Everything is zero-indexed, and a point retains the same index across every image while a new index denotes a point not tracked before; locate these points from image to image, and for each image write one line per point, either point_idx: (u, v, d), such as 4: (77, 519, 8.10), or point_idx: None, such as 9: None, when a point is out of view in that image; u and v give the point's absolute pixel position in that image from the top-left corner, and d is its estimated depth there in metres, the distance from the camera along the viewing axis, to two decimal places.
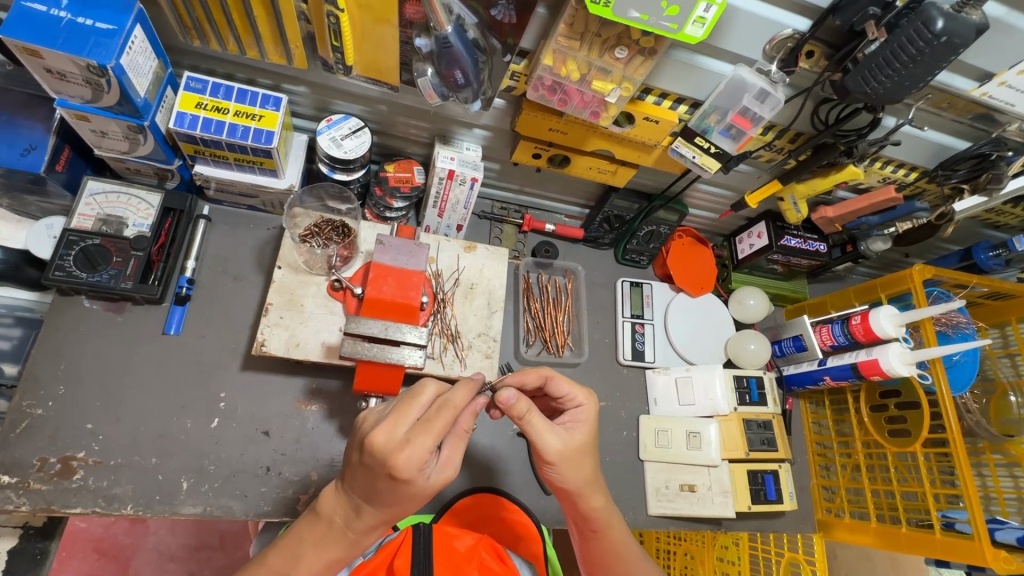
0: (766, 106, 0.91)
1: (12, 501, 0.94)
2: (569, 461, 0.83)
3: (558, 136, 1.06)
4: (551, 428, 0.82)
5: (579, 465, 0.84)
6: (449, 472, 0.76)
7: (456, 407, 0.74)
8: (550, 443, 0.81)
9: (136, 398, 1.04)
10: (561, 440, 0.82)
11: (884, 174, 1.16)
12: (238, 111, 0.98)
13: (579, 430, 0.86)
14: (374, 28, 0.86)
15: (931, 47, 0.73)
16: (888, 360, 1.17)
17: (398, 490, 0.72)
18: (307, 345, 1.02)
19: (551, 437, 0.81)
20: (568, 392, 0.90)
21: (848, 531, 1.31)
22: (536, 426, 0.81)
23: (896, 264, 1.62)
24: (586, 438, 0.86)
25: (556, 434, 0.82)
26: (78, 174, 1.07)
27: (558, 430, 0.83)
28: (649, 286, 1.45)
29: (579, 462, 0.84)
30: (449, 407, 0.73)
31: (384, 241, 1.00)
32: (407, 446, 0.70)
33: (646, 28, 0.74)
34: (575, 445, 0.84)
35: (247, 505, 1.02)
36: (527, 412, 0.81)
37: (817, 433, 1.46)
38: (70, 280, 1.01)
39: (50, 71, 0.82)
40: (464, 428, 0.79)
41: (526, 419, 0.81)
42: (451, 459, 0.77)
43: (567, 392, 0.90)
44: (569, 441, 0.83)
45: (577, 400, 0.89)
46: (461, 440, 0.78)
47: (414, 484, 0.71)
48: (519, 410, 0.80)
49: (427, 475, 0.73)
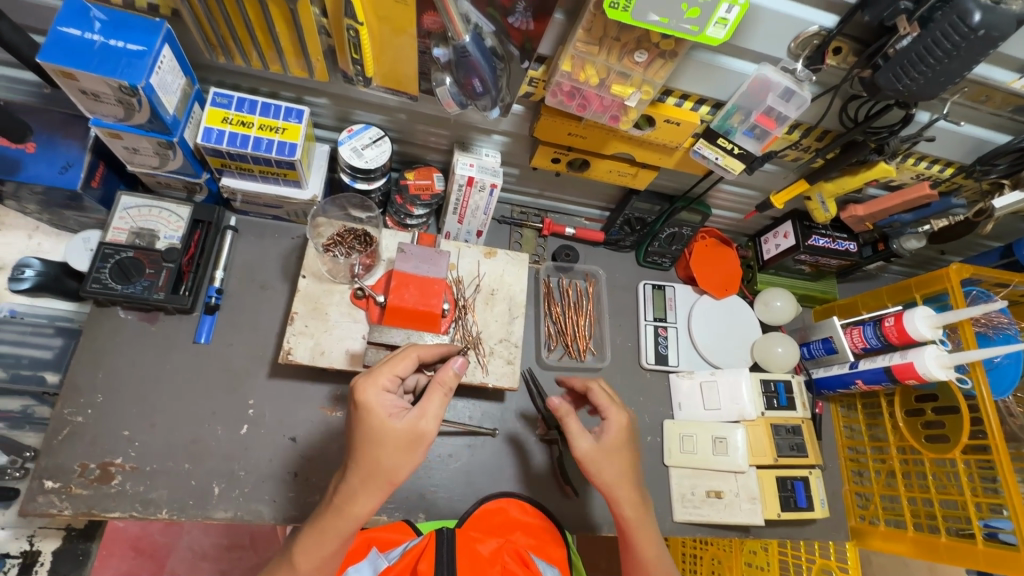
0: (791, 105, 0.90)
1: (55, 505, 0.97)
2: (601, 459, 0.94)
3: (577, 140, 1.05)
4: (584, 433, 0.94)
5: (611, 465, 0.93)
6: (419, 417, 0.78)
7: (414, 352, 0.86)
8: (582, 445, 0.93)
9: (170, 405, 1.07)
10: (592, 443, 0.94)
11: (917, 170, 1.11)
12: (262, 125, 1.00)
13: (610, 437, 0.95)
14: (393, 39, 0.87)
15: (967, 41, 0.70)
16: (923, 363, 1.13)
17: (360, 424, 0.78)
18: (332, 353, 1.03)
19: (583, 442, 0.94)
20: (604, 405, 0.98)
21: (883, 540, 1.28)
22: (574, 430, 0.94)
23: (932, 262, 1.56)
24: (619, 441, 0.95)
25: (588, 439, 0.94)
26: (113, 189, 1.11)
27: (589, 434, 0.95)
28: (671, 288, 1.43)
29: (611, 464, 0.94)
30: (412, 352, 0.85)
31: (405, 249, 1.02)
32: (369, 377, 0.80)
33: (666, 31, 0.73)
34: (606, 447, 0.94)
35: (276, 510, 1.05)
36: (566, 413, 0.95)
37: (849, 438, 1.42)
38: (106, 292, 1.04)
39: (85, 92, 0.85)
40: (442, 382, 0.81)
41: (564, 419, 0.94)
42: (426, 409, 0.79)
43: (604, 404, 0.98)
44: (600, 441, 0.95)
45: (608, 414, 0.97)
46: (436, 393, 0.80)
47: (377, 418, 0.77)
48: (562, 411, 0.95)
49: (388, 412, 0.78)
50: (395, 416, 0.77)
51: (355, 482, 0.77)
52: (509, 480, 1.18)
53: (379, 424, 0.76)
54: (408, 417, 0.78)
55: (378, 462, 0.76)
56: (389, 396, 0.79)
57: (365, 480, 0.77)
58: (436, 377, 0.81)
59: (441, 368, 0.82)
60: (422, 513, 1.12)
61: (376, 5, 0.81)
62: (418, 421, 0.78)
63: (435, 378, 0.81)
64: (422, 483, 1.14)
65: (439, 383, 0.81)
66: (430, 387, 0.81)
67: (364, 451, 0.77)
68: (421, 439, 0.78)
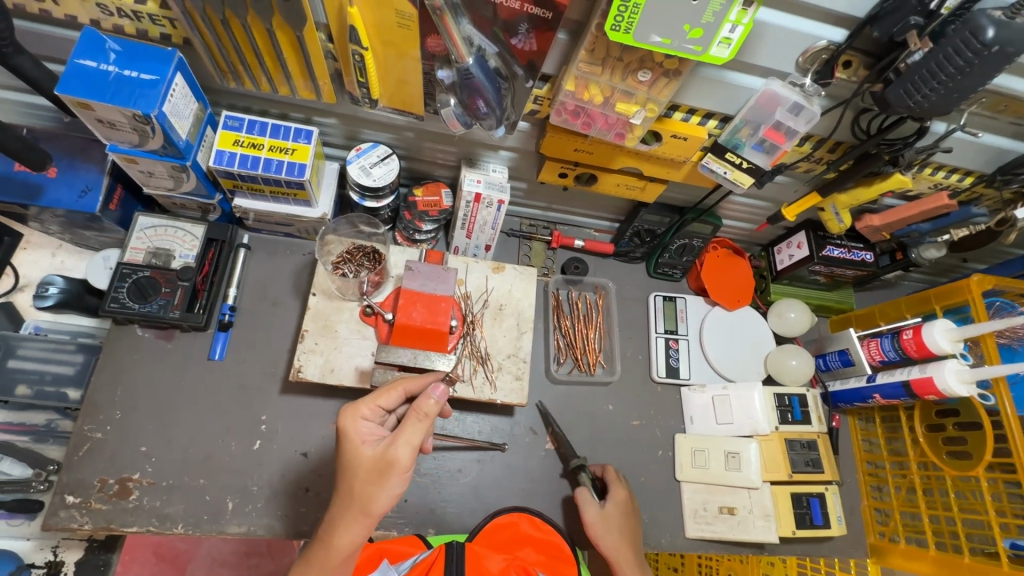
0: (801, 119, 0.88)
1: (76, 519, 1.00)
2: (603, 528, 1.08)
3: (584, 156, 1.05)
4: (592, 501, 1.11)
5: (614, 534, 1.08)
6: (388, 445, 0.79)
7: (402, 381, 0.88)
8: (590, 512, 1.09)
9: (185, 421, 1.09)
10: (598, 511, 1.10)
11: (935, 180, 1.08)
12: (272, 146, 1.02)
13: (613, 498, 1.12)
14: (398, 61, 0.88)
15: (980, 58, 0.68)
16: (943, 377, 1.10)
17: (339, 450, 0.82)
18: (341, 370, 1.04)
19: (591, 508, 1.10)
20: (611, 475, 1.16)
21: (904, 558, 1.25)
22: (582, 500, 1.11)
23: (954, 270, 1.52)
24: (620, 512, 1.10)
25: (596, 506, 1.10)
26: (130, 210, 1.14)
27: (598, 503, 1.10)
28: (683, 300, 1.42)
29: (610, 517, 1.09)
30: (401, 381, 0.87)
31: (412, 267, 1.03)
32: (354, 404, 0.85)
33: (669, 51, 0.73)
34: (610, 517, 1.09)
35: (288, 525, 1.06)
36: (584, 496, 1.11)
37: (868, 452, 1.38)
38: (124, 311, 1.07)
39: (102, 121, 0.88)
40: (419, 410, 0.80)
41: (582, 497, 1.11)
42: (398, 436, 0.79)
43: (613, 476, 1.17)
44: (605, 512, 1.10)
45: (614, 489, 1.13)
46: (411, 420, 0.80)
47: (352, 444, 0.80)
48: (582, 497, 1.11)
49: (362, 435, 0.81)
50: (368, 442, 0.80)
51: (335, 509, 0.80)
52: (518, 495, 1.18)
53: (352, 450, 0.80)
54: (381, 444, 0.79)
55: (350, 490, 0.78)
56: (367, 423, 0.82)
57: (343, 508, 0.80)
58: (413, 405, 0.80)
59: (421, 397, 0.80)
60: (431, 528, 1.13)
61: (380, 30, 0.82)
62: (389, 448, 0.79)
63: (413, 406, 0.80)
64: (432, 498, 1.14)
65: (415, 410, 0.80)
66: (408, 414, 0.81)
67: (341, 477, 0.80)
68: (391, 466, 0.78)
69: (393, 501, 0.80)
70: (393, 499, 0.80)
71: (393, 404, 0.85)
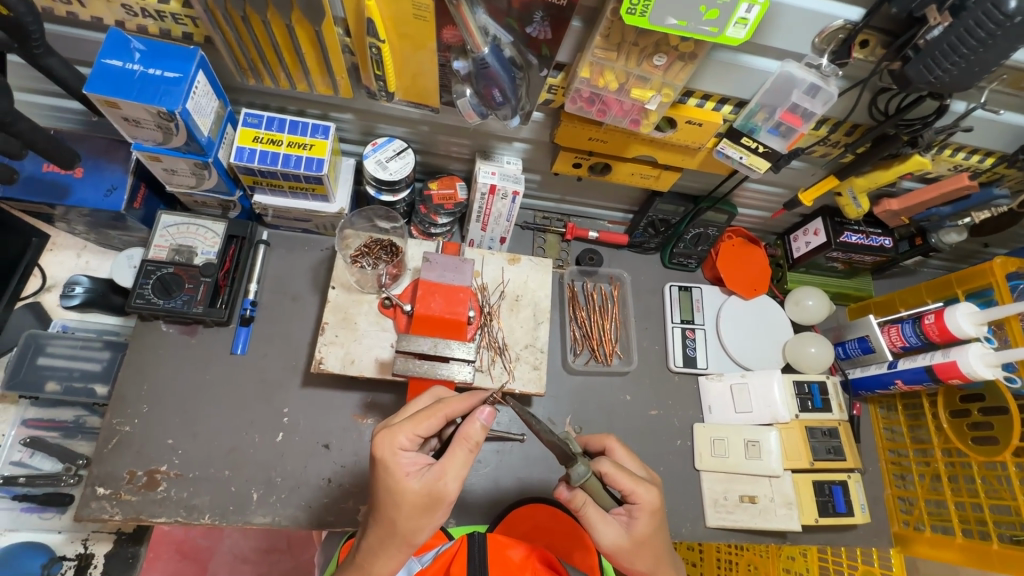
0: (817, 101, 0.88)
1: (107, 510, 1.03)
2: (631, 553, 0.86)
3: (598, 145, 1.05)
4: (608, 520, 0.85)
5: (646, 556, 0.86)
6: (436, 479, 0.76)
7: (444, 405, 0.81)
8: (608, 536, 0.85)
9: (210, 414, 1.11)
10: (620, 531, 0.85)
11: (955, 161, 1.07)
12: (291, 142, 1.03)
13: (639, 522, 0.86)
14: (414, 54, 0.89)
15: (1002, 29, 0.68)
16: (967, 362, 1.08)
17: (379, 482, 0.77)
18: (361, 361, 1.06)
19: (610, 530, 0.85)
20: (634, 489, 0.86)
21: (930, 546, 1.23)
22: (594, 520, 0.85)
23: (975, 255, 1.50)
24: (650, 528, 0.86)
25: (615, 527, 0.85)
26: (153, 209, 1.16)
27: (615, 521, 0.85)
28: (698, 290, 1.41)
29: (641, 548, 0.86)
30: (442, 404, 0.81)
31: (430, 258, 1.04)
32: (390, 432, 0.78)
33: (685, 33, 0.73)
34: (638, 538, 0.85)
35: (312, 515, 1.08)
36: (585, 505, 0.85)
37: (890, 440, 1.37)
38: (149, 306, 1.09)
39: (127, 119, 0.90)
40: (469, 437, 0.77)
41: (585, 511, 0.85)
42: (445, 470, 0.76)
43: (629, 487, 0.86)
44: (630, 530, 0.86)
45: (637, 498, 0.86)
46: (459, 451, 0.77)
47: (394, 478, 0.76)
48: (579, 504, 0.85)
49: (405, 467, 0.77)
50: (412, 475, 0.76)
51: (375, 539, 0.79)
52: (539, 486, 1.19)
53: (395, 484, 0.76)
54: (427, 478, 0.76)
55: (394, 524, 0.76)
56: (408, 454, 0.78)
57: (384, 539, 0.78)
58: (461, 433, 0.77)
59: (468, 422, 0.77)
60: (453, 518, 1.13)
61: (397, 22, 0.83)
62: (437, 483, 0.76)
63: (462, 435, 0.77)
64: None
65: (463, 439, 0.77)
66: (456, 442, 0.77)
67: (382, 509, 0.77)
68: (440, 500, 0.76)
69: (435, 528, 0.80)
70: (436, 526, 0.79)
71: (432, 430, 0.80)
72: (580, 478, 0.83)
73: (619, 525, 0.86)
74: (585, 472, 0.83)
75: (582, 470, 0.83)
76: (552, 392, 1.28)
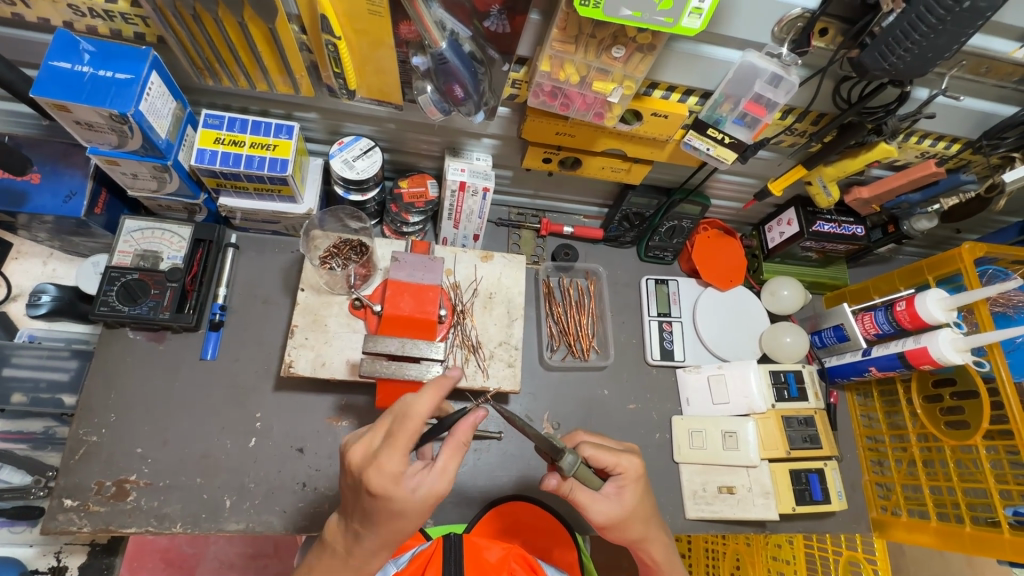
0: (780, 91, 0.87)
1: (75, 522, 1.01)
2: (625, 522, 0.88)
3: (566, 139, 1.05)
4: (599, 498, 0.87)
5: (637, 522, 0.89)
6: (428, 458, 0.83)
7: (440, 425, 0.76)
8: (601, 512, 0.87)
9: (180, 421, 1.10)
10: (612, 505, 0.87)
11: (921, 148, 1.08)
12: (254, 143, 1.01)
13: (629, 491, 0.88)
14: (372, 51, 0.88)
15: (952, 14, 0.68)
16: (938, 347, 1.09)
17: (378, 504, 0.74)
18: (333, 364, 1.05)
19: (602, 506, 0.87)
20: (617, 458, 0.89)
21: (906, 531, 1.24)
22: (585, 500, 0.86)
23: (947, 242, 1.51)
24: (637, 497, 0.89)
25: (606, 502, 0.87)
26: (116, 214, 1.14)
27: (607, 496, 0.88)
28: (675, 283, 1.41)
29: (633, 517, 0.89)
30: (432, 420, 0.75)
31: (399, 257, 1.02)
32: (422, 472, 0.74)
33: (640, 24, 0.72)
34: (628, 508, 0.88)
35: (287, 520, 1.06)
36: (573, 489, 0.87)
37: (867, 427, 1.38)
38: (114, 314, 1.07)
39: (80, 123, 0.88)
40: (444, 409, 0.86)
41: (574, 492, 0.87)
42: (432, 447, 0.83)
43: (612, 460, 0.89)
44: (621, 501, 0.88)
45: (622, 468, 0.89)
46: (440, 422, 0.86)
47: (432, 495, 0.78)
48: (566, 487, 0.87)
49: (411, 488, 0.74)
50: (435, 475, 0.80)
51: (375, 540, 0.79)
52: (516, 483, 1.18)
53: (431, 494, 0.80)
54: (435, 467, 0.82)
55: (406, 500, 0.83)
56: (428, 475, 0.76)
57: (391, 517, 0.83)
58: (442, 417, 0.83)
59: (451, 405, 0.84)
60: (430, 519, 1.13)
61: (352, 18, 0.81)
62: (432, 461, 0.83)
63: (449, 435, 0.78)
64: None
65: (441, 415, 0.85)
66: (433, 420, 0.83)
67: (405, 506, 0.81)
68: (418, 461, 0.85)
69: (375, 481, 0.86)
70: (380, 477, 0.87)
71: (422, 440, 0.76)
72: (570, 469, 0.82)
73: (611, 499, 0.88)
74: (574, 461, 0.83)
75: (571, 460, 0.82)
76: (530, 389, 1.28)
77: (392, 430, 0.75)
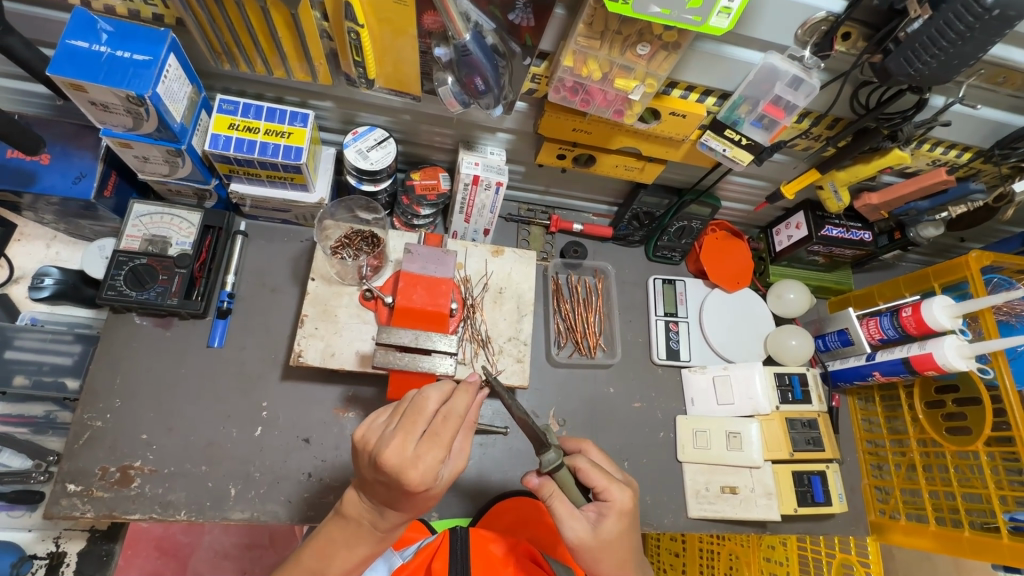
0: (800, 93, 0.87)
1: (78, 507, 1.00)
2: (596, 550, 0.85)
3: (582, 136, 1.05)
4: (576, 515, 0.86)
5: (609, 555, 0.86)
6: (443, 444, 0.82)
7: (459, 416, 0.75)
8: (574, 529, 0.85)
9: (187, 408, 1.09)
10: (586, 527, 0.85)
11: (933, 156, 1.08)
12: (268, 130, 1.01)
13: (609, 523, 0.85)
14: (394, 40, 0.87)
15: (981, 22, 0.68)
16: (943, 353, 1.10)
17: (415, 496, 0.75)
18: (342, 354, 1.04)
19: (577, 525, 0.85)
20: (606, 484, 0.87)
21: (904, 534, 1.25)
22: (562, 511, 0.86)
23: (951, 250, 1.53)
24: (618, 528, 0.85)
25: (581, 522, 0.85)
26: (125, 198, 1.13)
27: (584, 518, 0.86)
28: (682, 283, 1.41)
29: (607, 550, 0.85)
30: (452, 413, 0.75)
31: (412, 250, 1.02)
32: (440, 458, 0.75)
33: (669, 22, 0.72)
34: (603, 536, 0.84)
35: (292, 510, 1.06)
36: (552, 496, 0.87)
37: (867, 431, 1.39)
38: (121, 298, 1.06)
39: (94, 103, 0.87)
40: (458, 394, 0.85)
41: (552, 502, 0.87)
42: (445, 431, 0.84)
43: (602, 484, 0.87)
44: (597, 527, 0.85)
45: (608, 496, 0.87)
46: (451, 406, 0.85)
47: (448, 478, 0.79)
48: (546, 493, 0.88)
49: (441, 475, 0.76)
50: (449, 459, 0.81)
51: (396, 520, 0.80)
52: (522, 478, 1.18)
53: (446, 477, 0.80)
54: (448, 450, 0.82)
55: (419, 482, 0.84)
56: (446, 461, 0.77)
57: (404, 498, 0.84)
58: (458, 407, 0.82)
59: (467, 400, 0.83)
60: (434, 512, 1.13)
61: (376, 7, 0.81)
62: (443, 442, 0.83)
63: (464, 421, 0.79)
64: None
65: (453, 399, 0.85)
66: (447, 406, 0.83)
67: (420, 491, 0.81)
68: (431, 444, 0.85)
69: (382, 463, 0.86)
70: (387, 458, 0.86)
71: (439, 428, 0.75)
72: (549, 465, 0.86)
73: (588, 523, 0.85)
74: (555, 459, 0.86)
75: (552, 457, 0.86)
76: (536, 385, 1.28)
77: (414, 420, 0.74)
